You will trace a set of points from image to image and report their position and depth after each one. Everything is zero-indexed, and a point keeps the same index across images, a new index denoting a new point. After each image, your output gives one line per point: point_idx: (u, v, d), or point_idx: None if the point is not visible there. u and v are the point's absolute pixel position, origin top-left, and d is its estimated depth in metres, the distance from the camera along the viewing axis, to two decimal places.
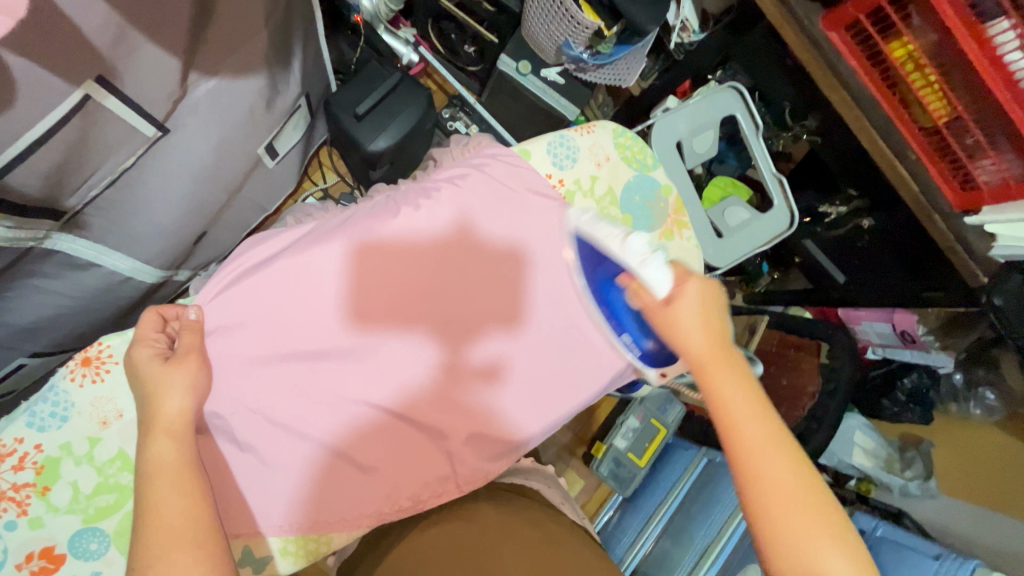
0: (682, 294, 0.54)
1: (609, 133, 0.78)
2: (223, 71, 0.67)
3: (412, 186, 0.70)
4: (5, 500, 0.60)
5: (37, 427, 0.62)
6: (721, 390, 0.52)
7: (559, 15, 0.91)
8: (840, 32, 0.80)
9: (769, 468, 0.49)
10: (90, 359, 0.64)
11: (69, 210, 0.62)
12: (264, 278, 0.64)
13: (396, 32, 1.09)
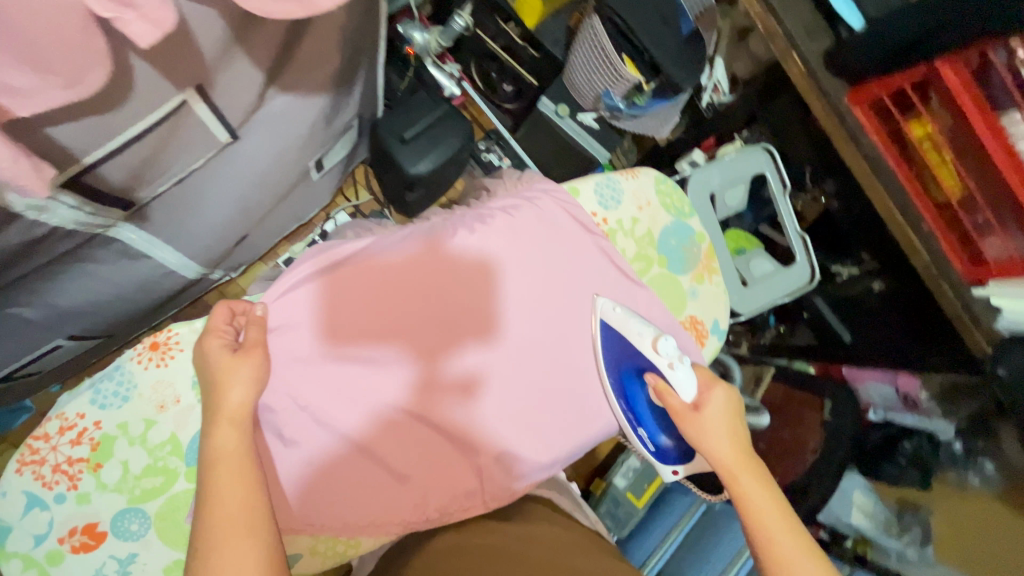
0: (708, 399, 0.61)
1: (652, 180, 0.83)
2: (297, 89, 0.73)
3: (468, 211, 0.74)
4: (60, 472, 0.63)
5: (99, 404, 0.64)
6: (747, 489, 0.56)
7: (603, 68, 0.99)
8: (863, 108, 0.86)
9: (791, 563, 0.52)
10: (157, 344, 0.66)
11: (138, 202, 0.66)
12: (321, 286, 0.67)
13: (442, 65, 1.15)
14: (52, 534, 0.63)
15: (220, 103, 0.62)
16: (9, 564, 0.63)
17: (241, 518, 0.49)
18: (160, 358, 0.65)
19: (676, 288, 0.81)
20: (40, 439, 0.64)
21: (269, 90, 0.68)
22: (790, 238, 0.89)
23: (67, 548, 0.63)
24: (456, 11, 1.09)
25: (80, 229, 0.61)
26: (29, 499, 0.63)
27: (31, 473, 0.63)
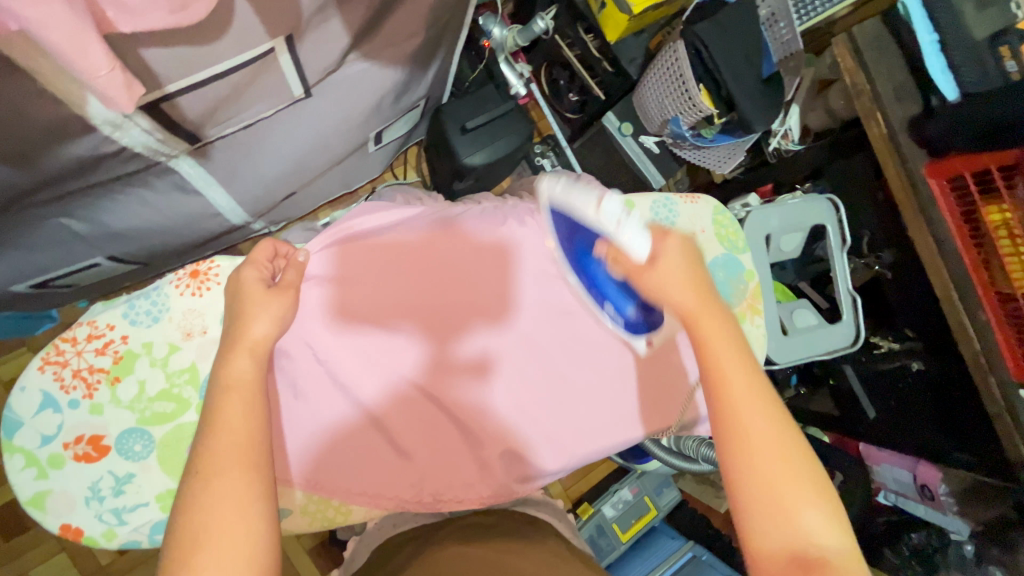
0: (664, 251, 0.55)
1: (711, 207, 0.78)
2: (377, 59, 0.73)
3: (521, 203, 0.72)
4: (80, 379, 0.64)
5: (130, 320, 0.65)
6: (712, 337, 0.53)
7: (677, 92, 0.97)
8: (941, 182, 0.82)
9: (751, 421, 0.50)
10: (197, 273, 0.66)
11: (204, 139, 0.66)
12: (360, 246, 0.67)
13: (514, 64, 1.11)
14: (57, 438, 0.64)
15: (303, 57, 0.62)
16: (11, 459, 0.64)
17: (238, 453, 0.48)
18: (197, 287, 0.66)
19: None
20: (68, 342, 0.65)
21: (350, 54, 0.68)
22: (840, 299, 0.82)
23: (70, 455, 0.64)
24: (540, 13, 1.09)
25: (146, 154, 0.61)
26: (45, 399, 0.64)
27: (53, 374, 0.64)
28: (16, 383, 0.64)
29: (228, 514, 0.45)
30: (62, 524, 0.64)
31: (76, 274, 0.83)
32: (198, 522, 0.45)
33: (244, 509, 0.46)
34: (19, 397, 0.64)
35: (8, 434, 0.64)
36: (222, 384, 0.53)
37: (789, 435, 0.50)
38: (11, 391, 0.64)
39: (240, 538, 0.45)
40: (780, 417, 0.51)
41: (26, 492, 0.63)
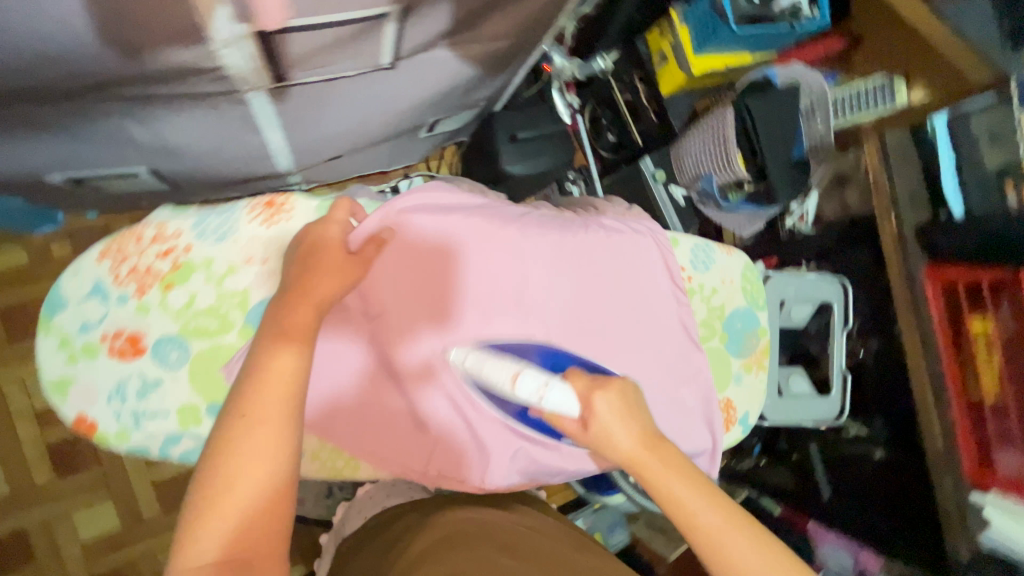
0: (598, 412, 0.56)
1: (741, 262, 0.82)
2: (465, 50, 0.77)
3: (580, 217, 0.74)
4: (133, 276, 0.66)
5: (197, 232, 0.67)
6: (661, 477, 0.56)
7: (718, 154, 1.05)
8: (936, 287, 0.90)
9: (715, 534, 0.54)
10: (273, 204, 0.69)
11: (287, 80, 0.68)
12: (425, 220, 0.67)
13: (565, 94, 1.18)
14: (96, 329, 0.65)
15: (406, 29, 0.65)
16: (45, 340, 0.64)
17: (277, 415, 0.52)
18: (269, 216, 0.68)
19: (725, 366, 0.79)
20: (134, 239, 0.66)
21: (443, 38, 0.72)
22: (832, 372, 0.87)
23: (103, 349, 0.64)
24: (602, 53, 1.17)
25: (232, 76, 0.63)
26: (95, 288, 0.65)
27: (109, 265, 0.66)
28: (73, 266, 0.65)
29: (257, 472, 0.50)
30: (76, 415, 0.64)
31: (114, 178, 0.83)
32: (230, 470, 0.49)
33: (269, 473, 0.50)
34: (72, 281, 0.66)
35: (52, 313, 0.65)
36: (278, 327, 0.56)
37: (762, 540, 0.54)
38: (66, 273, 0.66)
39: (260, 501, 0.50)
40: (741, 522, 0.55)
41: (51, 375, 0.64)
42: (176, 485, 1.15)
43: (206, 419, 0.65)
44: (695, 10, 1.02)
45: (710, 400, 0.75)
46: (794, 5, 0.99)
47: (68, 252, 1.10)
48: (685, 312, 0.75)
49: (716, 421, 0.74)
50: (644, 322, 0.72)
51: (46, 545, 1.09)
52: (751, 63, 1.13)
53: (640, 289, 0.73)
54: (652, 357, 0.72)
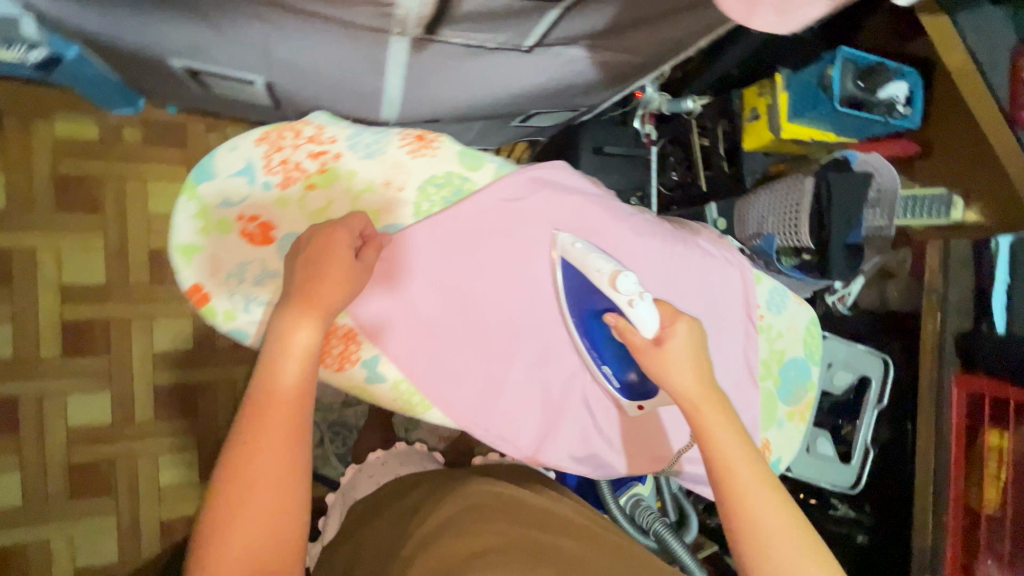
0: (671, 333, 0.61)
1: (808, 315, 0.81)
2: (601, 53, 0.81)
3: (680, 231, 0.76)
4: (282, 167, 0.66)
5: (351, 144, 0.68)
6: (712, 427, 0.58)
7: (786, 216, 1.09)
8: (960, 392, 0.96)
9: (745, 485, 0.55)
10: (425, 136, 0.70)
11: (436, 35, 0.71)
12: (545, 196, 0.72)
13: (646, 124, 1.18)
14: (236, 207, 0.66)
15: (568, 19, 0.69)
16: (186, 204, 0.65)
17: (277, 438, 0.53)
18: (419, 148, 0.70)
19: (772, 409, 0.78)
20: (291, 132, 0.68)
21: (587, 38, 0.75)
22: (855, 443, 0.93)
23: (237, 228, 0.65)
24: (694, 96, 1.17)
25: (397, 14, 0.64)
26: (245, 168, 0.66)
27: (263, 150, 0.66)
28: (229, 142, 0.66)
29: (267, 483, 0.51)
30: (195, 284, 0.64)
31: (228, 79, 0.84)
32: (242, 480, 0.51)
33: (282, 485, 0.52)
34: (224, 154, 0.67)
35: (199, 180, 0.65)
36: (277, 342, 0.56)
37: (791, 511, 0.55)
38: (220, 146, 0.66)
39: (273, 512, 0.51)
40: (772, 484, 0.55)
41: (182, 239, 0.64)
42: (175, 394, 1.14)
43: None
44: (799, 79, 1.07)
45: (751, 438, 0.74)
46: (890, 101, 1.06)
47: (139, 140, 1.11)
48: (751, 347, 0.75)
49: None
50: (718, 347, 0.74)
51: (32, 419, 1.07)
52: (831, 144, 1.19)
53: (723, 314, 0.75)
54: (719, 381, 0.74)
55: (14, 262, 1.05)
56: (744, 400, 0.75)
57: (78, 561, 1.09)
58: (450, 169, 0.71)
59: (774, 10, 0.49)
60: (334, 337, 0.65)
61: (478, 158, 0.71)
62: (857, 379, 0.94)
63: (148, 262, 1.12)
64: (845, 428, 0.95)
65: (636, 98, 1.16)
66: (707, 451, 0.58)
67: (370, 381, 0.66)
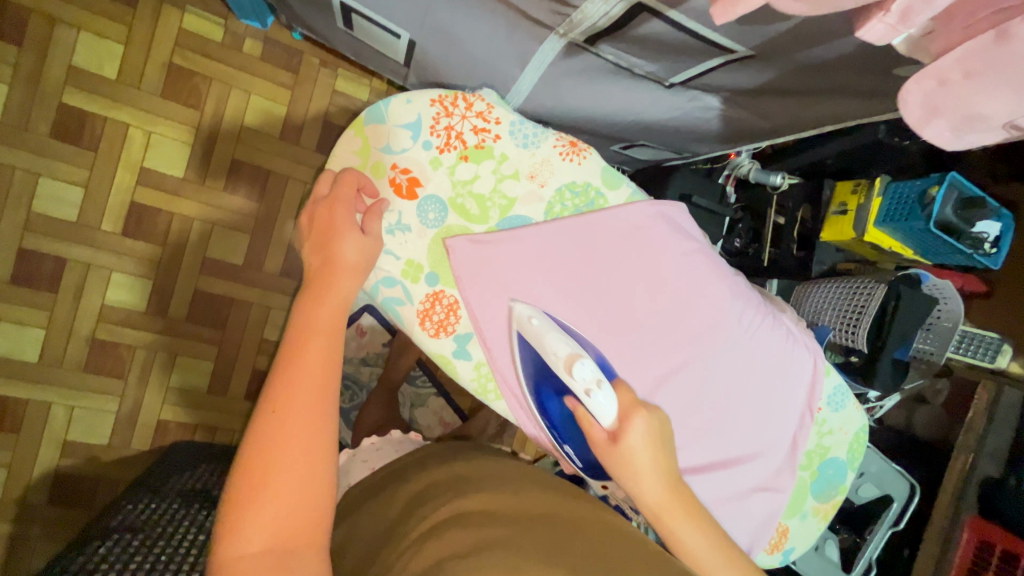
0: (628, 431, 0.59)
1: (859, 421, 0.83)
2: (736, 111, 0.83)
3: (768, 306, 0.78)
4: (444, 133, 0.73)
5: (511, 130, 0.74)
6: (680, 530, 0.59)
7: (847, 314, 1.08)
8: (975, 534, 1.04)
9: (707, 568, 0.58)
10: (577, 144, 0.75)
11: (596, 47, 0.73)
12: (668, 233, 0.74)
13: (730, 185, 1.20)
14: (394, 156, 0.73)
15: (723, 69, 0.72)
16: (354, 138, 0.73)
17: (309, 408, 0.50)
18: (571, 153, 0.74)
19: (800, 500, 0.82)
20: (462, 102, 0.72)
21: (729, 91, 0.78)
22: (860, 557, 0.94)
23: (389, 175, 0.73)
24: (785, 173, 1.17)
25: (575, 16, 0.66)
26: (413, 122, 0.72)
27: (434, 112, 0.72)
28: (407, 94, 0.72)
29: (286, 463, 0.48)
30: None
31: (376, 26, 0.85)
32: (262, 463, 0.47)
33: (311, 462, 0.49)
34: (399, 104, 0.73)
35: (369, 120, 0.73)
36: (299, 317, 0.55)
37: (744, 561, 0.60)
38: (399, 96, 0.73)
39: (303, 484, 0.48)
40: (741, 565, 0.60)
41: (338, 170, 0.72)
42: (210, 302, 1.15)
43: (423, 282, 0.74)
44: (897, 190, 1.09)
45: (776, 517, 0.79)
46: (979, 236, 1.07)
47: (256, 54, 1.13)
48: (800, 433, 0.79)
49: (763, 537, 0.78)
50: (763, 421, 0.77)
51: (72, 284, 1.07)
52: (903, 260, 1.20)
53: (785, 393, 0.77)
54: (756, 452, 0.77)
55: (105, 131, 1.06)
56: (779, 480, 0.78)
57: (69, 432, 1.10)
58: (589, 180, 0.75)
59: (950, 127, 0.51)
60: (439, 303, 0.75)
61: (618, 178, 0.75)
62: (879, 496, 0.95)
63: (227, 170, 1.13)
64: (841, 535, 0.98)
65: (727, 159, 1.19)
66: (684, 558, 0.59)
67: (457, 355, 0.76)
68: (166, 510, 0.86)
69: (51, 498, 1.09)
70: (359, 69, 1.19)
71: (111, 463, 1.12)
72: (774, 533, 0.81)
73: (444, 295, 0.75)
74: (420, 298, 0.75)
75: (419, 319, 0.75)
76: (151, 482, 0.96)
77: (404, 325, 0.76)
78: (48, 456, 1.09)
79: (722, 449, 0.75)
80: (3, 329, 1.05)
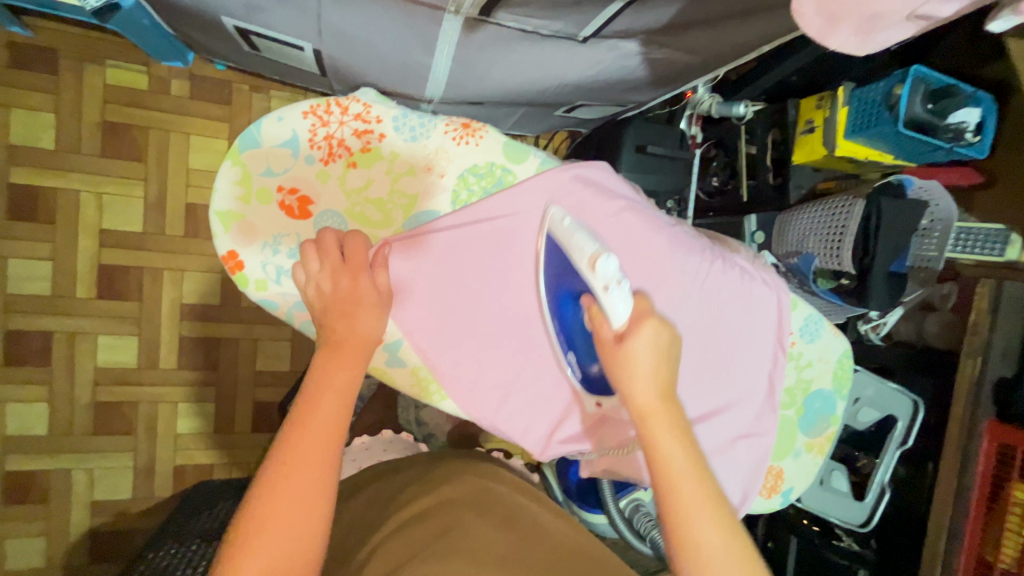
0: (636, 333, 0.58)
1: (842, 348, 0.87)
2: (660, 50, 0.78)
3: (717, 249, 0.80)
4: (325, 144, 0.73)
5: (395, 125, 0.74)
6: (667, 448, 0.55)
7: (829, 235, 1.02)
8: (993, 442, 0.99)
9: (690, 504, 0.53)
10: (470, 125, 0.75)
11: (492, 16, 0.70)
12: (589, 196, 0.75)
13: (693, 124, 1.13)
14: (278, 178, 0.72)
15: (627, 13, 0.69)
16: (231, 169, 0.72)
17: (320, 454, 0.53)
18: (464, 136, 0.74)
19: (791, 438, 0.86)
20: (339, 107, 0.72)
21: (645, 33, 0.74)
22: (872, 483, 0.97)
23: (277, 198, 0.72)
24: (747, 100, 1.12)
25: None
26: (290, 139, 0.72)
27: (309, 124, 0.72)
28: (277, 112, 0.72)
29: (291, 508, 0.50)
30: (232, 247, 0.72)
31: (276, 43, 0.82)
32: (271, 510, 0.50)
33: (315, 502, 0.51)
34: (272, 124, 0.72)
35: (244, 147, 0.72)
36: (316, 374, 0.58)
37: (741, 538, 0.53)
38: (269, 115, 0.72)
39: (307, 523, 0.51)
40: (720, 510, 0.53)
41: (222, 204, 0.72)
42: (197, 346, 1.17)
43: None
44: (862, 95, 1.03)
45: (766, 460, 0.82)
46: (959, 126, 1.00)
47: (185, 93, 1.12)
48: (777, 371, 0.82)
49: (755, 482, 0.81)
50: (733, 368, 0.79)
51: (63, 353, 1.11)
52: (887, 167, 1.14)
53: (754, 337, 0.80)
54: (734, 399, 0.80)
55: (59, 201, 1.08)
56: (761, 423, 0.81)
57: (95, 492, 1.15)
58: (491, 159, 0.75)
59: (854, 31, 0.47)
60: None
61: (522, 151, 0.75)
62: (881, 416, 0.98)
63: (185, 215, 1.14)
64: (861, 460, 1.00)
65: (685, 97, 1.13)
66: (657, 472, 0.55)
67: (391, 364, 0.75)
68: (186, 553, 0.89)
69: (93, 556, 1.15)
70: (292, 87, 1.17)
71: (141, 513, 1.17)
72: (769, 477, 0.84)
73: None
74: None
75: None
76: (174, 528, 0.99)
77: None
78: (81, 517, 1.14)
79: (701, 402, 0.78)
80: (10, 409, 1.10)
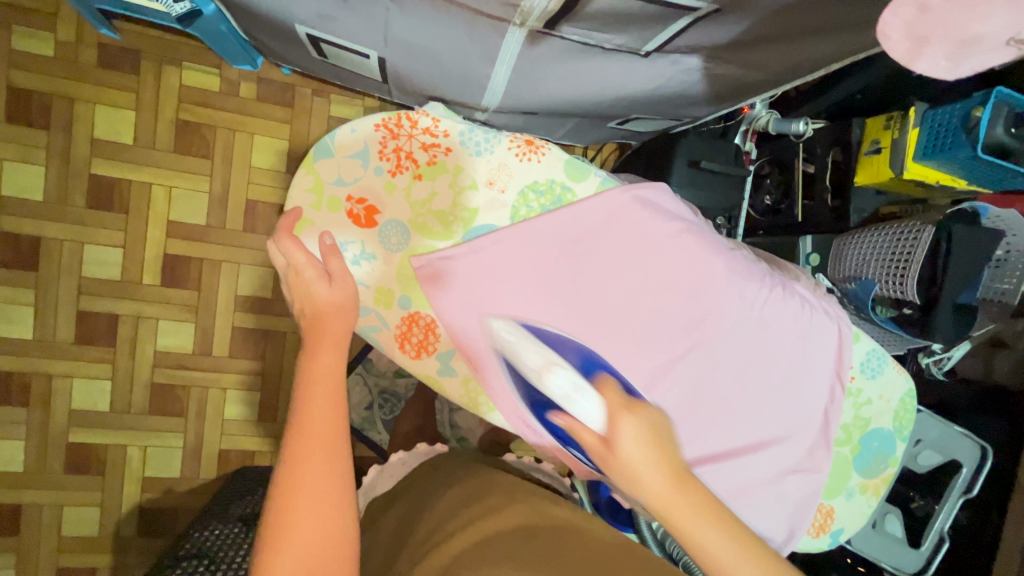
0: (615, 432, 0.46)
1: (904, 388, 0.82)
2: (724, 66, 0.76)
3: (777, 277, 0.78)
4: (394, 156, 0.75)
5: (462, 139, 0.75)
6: (688, 523, 0.45)
7: (891, 264, 0.97)
8: None
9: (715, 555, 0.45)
10: (533, 142, 0.76)
11: (556, 31, 0.69)
12: (646, 217, 0.74)
13: (747, 140, 1.13)
14: (348, 187, 0.75)
15: (696, 28, 0.68)
16: (304, 176, 0.75)
17: (332, 438, 0.54)
18: (526, 153, 0.75)
19: (844, 477, 0.83)
20: (410, 121, 0.75)
21: (708, 49, 0.73)
22: (929, 530, 0.93)
23: (346, 207, 0.75)
24: (806, 117, 1.08)
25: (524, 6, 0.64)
26: (361, 151, 0.75)
27: (379, 137, 0.75)
28: (351, 124, 0.75)
29: (311, 489, 0.52)
30: None
31: (345, 50, 0.85)
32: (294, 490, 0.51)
33: (331, 487, 0.53)
34: (345, 135, 0.75)
35: (317, 156, 0.75)
36: (306, 365, 0.57)
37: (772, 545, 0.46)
38: (343, 126, 0.75)
39: (328, 507, 0.52)
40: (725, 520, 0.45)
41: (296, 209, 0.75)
42: (248, 336, 1.22)
43: (396, 307, 0.76)
44: (935, 118, 0.97)
45: (816, 496, 0.80)
46: None
47: (252, 95, 1.17)
48: (834, 409, 0.79)
49: (803, 520, 0.79)
50: (784, 399, 0.78)
51: (127, 336, 1.17)
52: (958, 192, 1.08)
53: (811, 368, 0.78)
54: (782, 429, 0.78)
55: (132, 193, 1.15)
56: (812, 459, 0.79)
57: (147, 470, 1.21)
58: (552, 176, 0.76)
59: (945, 54, 0.47)
60: (415, 325, 0.76)
61: (583, 170, 0.75)
62: (942, 462, 0.94)
63: (244, 210, 1.19)
64: (917, 501, 0.96)
65: (741, 114, 1.11)
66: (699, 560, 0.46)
67: (442, 373, 0.77)
68: (229, 535, 0.93)
69: (140, 529, 1.22)
70: (350, 91, 1.21)
71: (187, 492, 1.23)
72: (818, 515, 0.82)
73: (420, 316, 0.76)
74: (396, 322, 0.76)
75: (399, 343, 0.76)
76: (217, 509, 1.03)
77: (383, 349, 0.77)
78: (132, 491, 1.21)
79: (746, 429, 0.78)
80: (77, 385, 1.17)
